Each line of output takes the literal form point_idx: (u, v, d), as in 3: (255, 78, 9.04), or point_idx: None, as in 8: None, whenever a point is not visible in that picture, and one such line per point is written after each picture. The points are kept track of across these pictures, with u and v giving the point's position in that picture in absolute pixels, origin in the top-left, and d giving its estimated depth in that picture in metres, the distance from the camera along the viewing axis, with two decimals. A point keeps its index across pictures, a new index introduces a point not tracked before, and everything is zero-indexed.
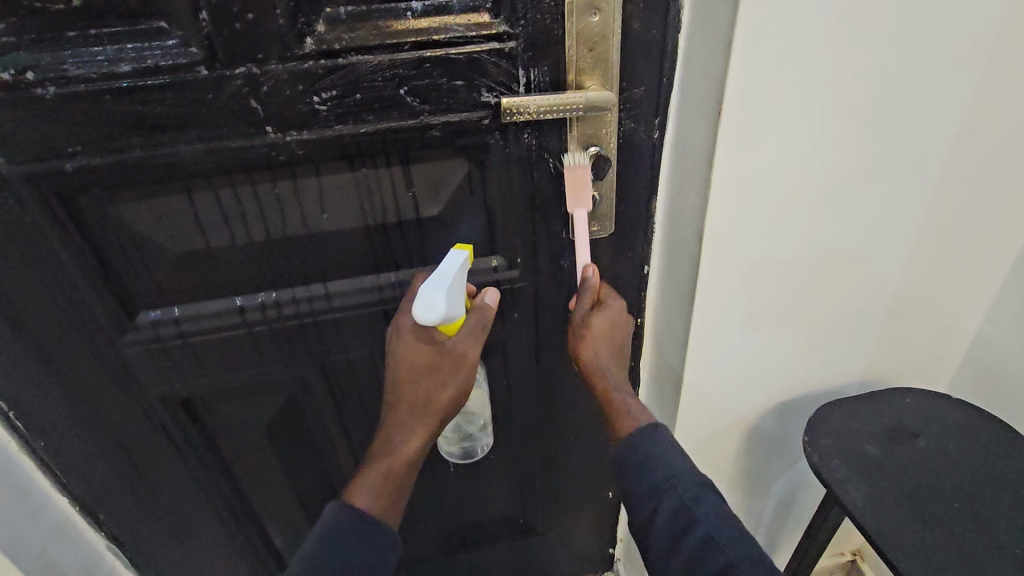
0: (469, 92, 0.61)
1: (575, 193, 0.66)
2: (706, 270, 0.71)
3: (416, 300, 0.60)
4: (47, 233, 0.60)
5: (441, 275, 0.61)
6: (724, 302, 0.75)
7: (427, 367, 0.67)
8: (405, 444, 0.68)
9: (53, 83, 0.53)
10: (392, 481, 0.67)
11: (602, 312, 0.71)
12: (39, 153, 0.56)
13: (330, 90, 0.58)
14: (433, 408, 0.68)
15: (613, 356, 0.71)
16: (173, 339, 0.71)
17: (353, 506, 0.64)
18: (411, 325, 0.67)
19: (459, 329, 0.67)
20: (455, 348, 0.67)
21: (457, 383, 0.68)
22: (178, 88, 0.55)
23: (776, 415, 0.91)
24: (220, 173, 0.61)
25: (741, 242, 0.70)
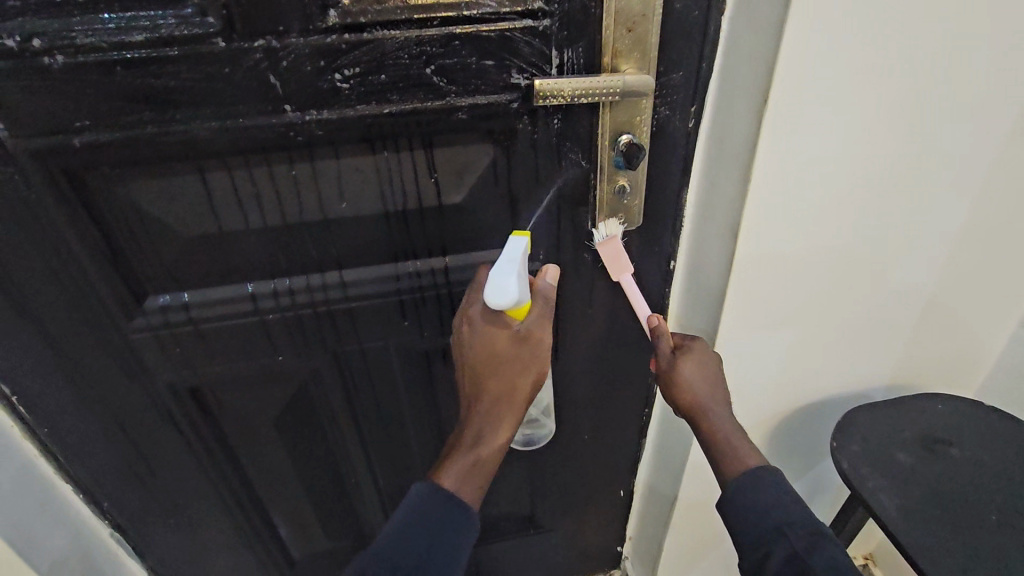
0: (498, 73, 0.58)
1: (614, 263, 0.70)
2: (738, 268, 0.68)
3: (488, 285, 0.60)
4: (54, 212, 0.57)
5: (510, 259, 0.61)
6: (753, 301, 0.72)
7: (508, 353, 0.64)
8: (491, 435, 0.65)
9: (60, 52, 0.49)
10: (478, 471, 0.64)
11: (679, 390, 0.66)
12: (44, 127, 0.53)
13: (352, 67, 0.55)
14: (517, 395, 0.66)
15: (718, 392, 0.66)
16: (182, 326, 0.68)
17: (441, 488, 0.61)
18: (481, 312, 0.64)
19: (529, 311, 0.65)
20: (529, 332, 0.64)
21: (537, 369, 0.66)
22: (194, 60, 0.52)
23: (798, 419, 0.89)
24: (235, 153, 0.58)
25: (775, 239, 0.67)
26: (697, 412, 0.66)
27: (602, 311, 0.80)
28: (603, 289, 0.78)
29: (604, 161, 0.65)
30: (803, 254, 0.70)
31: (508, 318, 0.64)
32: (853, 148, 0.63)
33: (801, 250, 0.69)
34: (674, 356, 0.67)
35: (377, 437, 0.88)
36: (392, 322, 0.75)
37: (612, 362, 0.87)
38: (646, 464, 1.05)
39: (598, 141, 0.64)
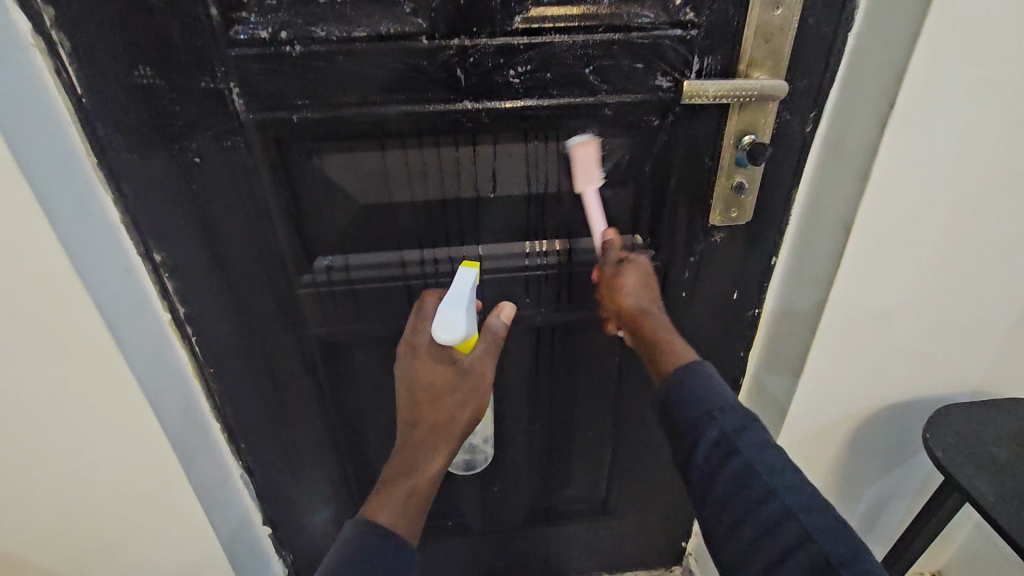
0: (645, 75, 0.67)
1: (584, 169, 0.72)
2: (846, 265, 0.74)
3: (437, 322, 0.68)
4: (263, 176, 0.68)
5: (458, 296, 0.68)
6: (855, 300, 0.78)
7: (445, 388, 0.70)
8: (427, 465, 0.70)
9: (299, 43, 0.60)
10: (413, 502, 0.67)
11: (625, 265, 0.75)
12: (272, 104, 0.64)
13: (525, 65, 0.64)
14: (452, 429, 0.71)
15: (653, 301, 0.75)
16: (340, 285, 0.79)
17: (375, 523, 0.63)
18: (427, 345, 0.71)
19: (476, 345, 0.72)
20: (472, 367, 0.71)
21: (476, 402, 0.72)
22: (400, 53, 0.62)
23: (884, 419, 0.92)
24: (414, 135, 0.68)
25: (883, 241, 0.73)
26: (629, 294, 0.74)
27: (703, 301, 0.87)
28: (706, 280, 0.85)
29: (725, 159, 0.73)
30: (906, 258, 0.75)
31: (455, 353, 0.71)
32: (962, 160, 0.68)
33: (906, 253, 0.75)
34: (618, 264, 0.75)
35: None
36: (515, 295, 0.83)
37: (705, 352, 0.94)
38: None
39: (722, 140, 0.72)
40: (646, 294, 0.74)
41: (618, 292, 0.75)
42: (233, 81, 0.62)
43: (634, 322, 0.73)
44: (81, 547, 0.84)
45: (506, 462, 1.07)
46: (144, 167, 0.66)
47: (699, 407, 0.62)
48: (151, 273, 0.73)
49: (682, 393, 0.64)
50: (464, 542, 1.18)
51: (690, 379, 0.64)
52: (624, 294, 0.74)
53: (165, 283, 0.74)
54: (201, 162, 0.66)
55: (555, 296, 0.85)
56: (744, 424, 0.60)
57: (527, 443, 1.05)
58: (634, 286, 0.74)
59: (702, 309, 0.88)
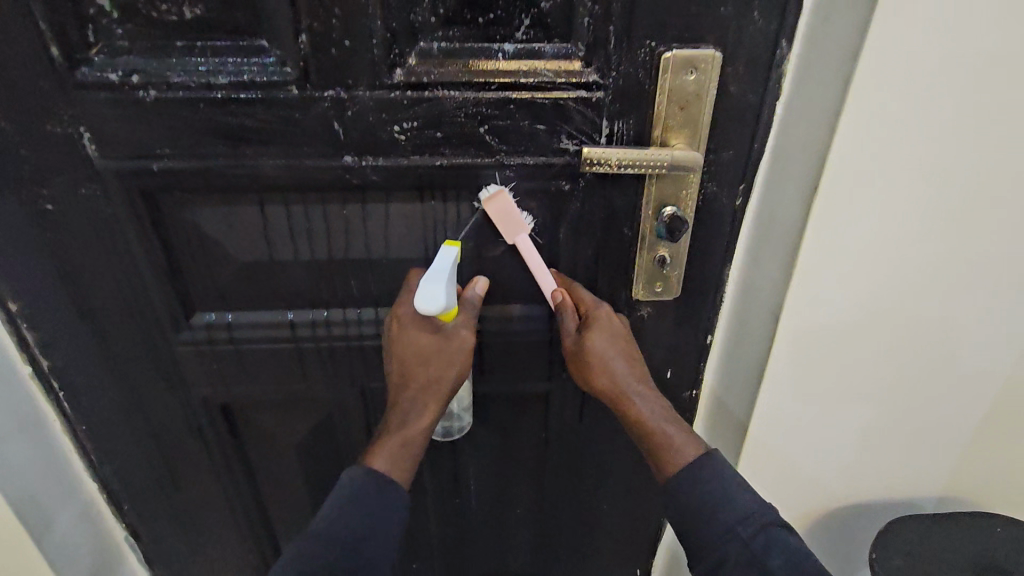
0: (549, 138, 0.60)
1: (504, 222, 0.63)
2: (778, 351, 0.66)
3: (419, 295, 0.60)
4: (126, 227, 0.62)
5: (440, 267, 0.61)
6: (792, 388, 0.69)
7: (431, 349, 0.64)
8: (418, 419, 0.63)
9: (154, 87, 0.55)
10: (408, 450, 0.61)
11: (597, 330, 0.65)
12: (129, 152, 0.58)
13: (411, 121, 0.58)
14: (442, 384, 0.64)
15: (631, 370, 0.65)
16: (223, 344, 0.72)
17: (370, 469, 0.59)
18: (412, 313, 0.64)
19: (457, 315, 0.65)
20: (457, 330, 0.64)
21: (465, 359, 0.64)
22: (269, 104, 0.56)
23: (838, 522, 0.82)
24: (295, 190, 0.62)
25: (819, 328, 0.65)
26: (609, 367, 0.64)
27: None
28: None
29: (646, 231, 0.66)
30: (849, 348, 0.67)
31: (437, 320, 0.64)
32: (908, 246, 0.60)
33: (847, 343, 0.66)
34: (581, 335, 0.65)
35: None
36: None
37: None
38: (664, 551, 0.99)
39: (642, 211, 0.65)
40: (622, 363, 0.65)
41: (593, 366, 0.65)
42: (84, 125, 0.56)
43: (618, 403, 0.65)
44: None
45: (426, 537, 0.97)
46: None
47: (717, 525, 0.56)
48: (6, 320, 0.67)
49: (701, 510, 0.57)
50: None
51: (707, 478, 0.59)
52: (597, 370, 0.65)
53: (23, 332, 0.68)
54: (55, 209, 0.60)
55: None
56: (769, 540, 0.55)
57: (449, 518, 0.95)
58: (612, 357, 0.65)
59: None
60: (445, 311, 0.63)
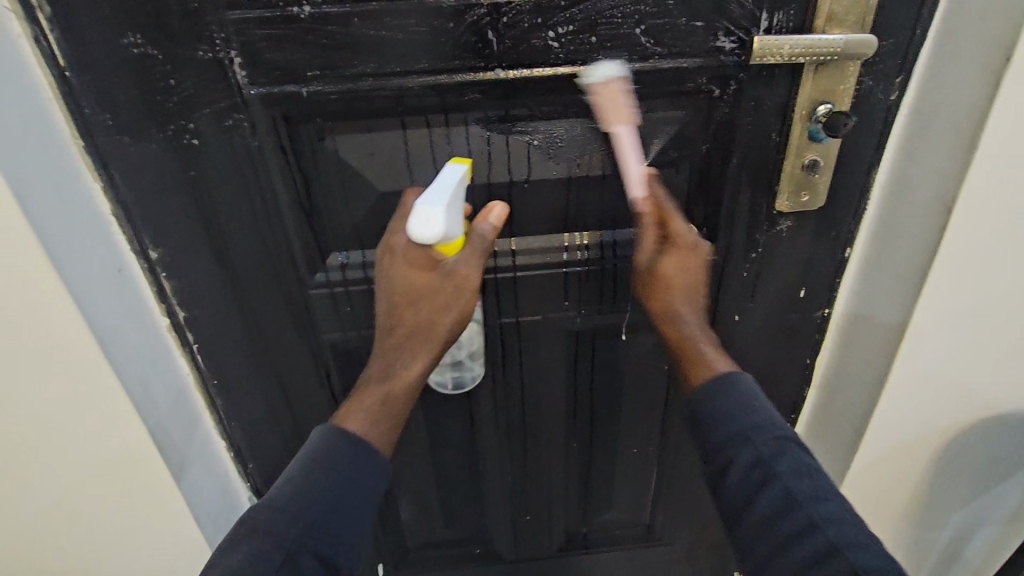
0: (705, 35, 0.58)
1: (611, 110, 0.58)
2: (917, 320, 0.68)
3: (412, 216, 0.54)
4: (270, 160, 0.60)
5: (442, 188, 0.54)
6: (928, 354, 0.71)
7: (424, 287, 0.59)
8: (405, 371, 0.60)
9: (309, 2, 0.53)
10: (390, 407, 0.58)
11: (671, 252, 0.63)
12: (279, 76, 0.56)
13: (566, 25, 0.56)
14: (434, 333, 0.60)
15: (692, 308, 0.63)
16: (358, 285, 0.70)
17: (345, 430, 0.55)
18: (404, 244, 0.59)
19: (459, 249, 0.58)
20: (454, 270, 0.58)
21: (461, 307, 0.60)
22: (424, 14, 0.54)
23: (955, 467, 0.83)
24: (439, 110, 0.60)
25: (984, 237, 0.63)
26: (680, 287, 0.63)
27: (763, 302, 0.77)
28: (769, 276, 0.75)
29: (796, 134, 0.63)
30: (990, 307, 0.68)
31: (433, 251, 0.58)
32: None
33: (995, 289, 0.66)
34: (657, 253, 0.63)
35: (515, 414, 0.87)
36: (554, 294, 0.74)
37: (767, 358, 0.83)
38: None
39: (792, 112, 0.62)
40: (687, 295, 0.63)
41: (665, 287, 0.63)
42: (234, 48, 0.54)
43: (671, 326, 0.63)
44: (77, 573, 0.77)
45: (540, 483, 0.96)
46: (137, 152, 0.58)
47: (732, 426, 0.55)
48: (146, 271, 0.65)
49: (725, 416, 0.56)
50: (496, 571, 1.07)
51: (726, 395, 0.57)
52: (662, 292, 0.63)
53: (162, 283, 0.66)
54: (200, 145, 0.58)
55: (599, 297, 0.75)
56: (781, 446, 0.53)
57: (563, 463, 0.94)
58: (688, 282, 0.63)
59: (764, 308, 0.78)
60: (443, 242, 0.56)
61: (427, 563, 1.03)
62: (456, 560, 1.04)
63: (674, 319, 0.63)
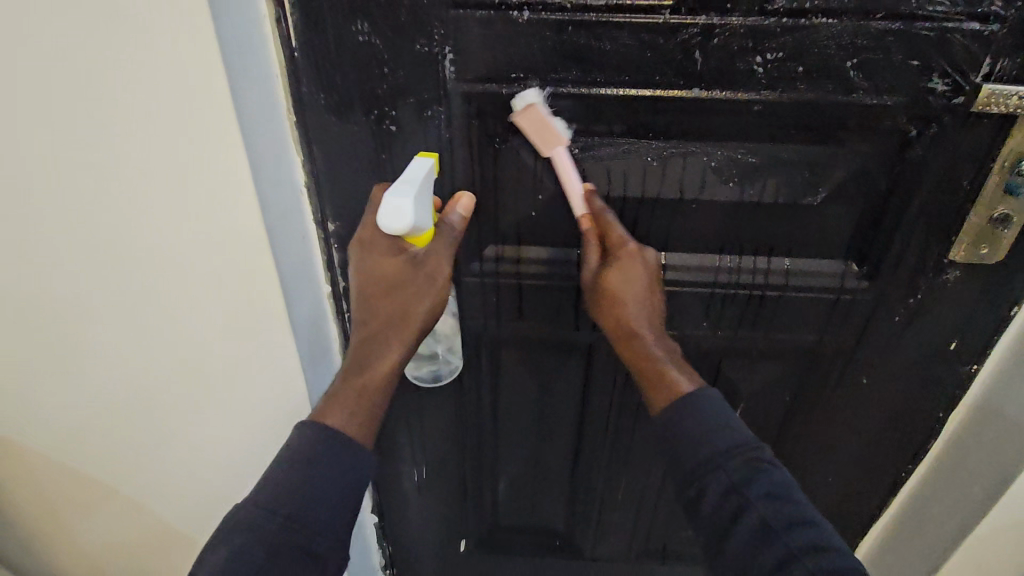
0: (919, 75, 0.56)
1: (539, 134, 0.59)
2: None
3: (381, 209, 0.55)
4: (456, 152, 0.63)
5: (409, 182, 0.56)
6: None
7: (395, 280, 0.61)
8: (382, 359, 0.62)
9: (530, 8, 0.54)
10: (368, 396, 0.60)
11: (615, 266, 0.64)
12: (484, 74, 0.58)
13: (776, 52, 0.55)
14: (409, 321, 0.62)
15: (644, 326, 0.64)
16: (508, 278, 0.73)
17: (327, 417, 0.57)
18: (376, 236, 0.61)
19: (431, 240, 0.61)
20: (426, 262, 0.61)
21: (434, 297, 0.63)
22: (637, 28, 0.55)
23: None
24: (626, 122, 0.61)
25: None
26: (632, 306, 0.64)
27: (909, 349, 0.75)
28: (921, 324, 0.73)
29: (989, 186, 0.61)
30: None
31: (404, 244, 0.61)
32: None
33: None
34: (601, 264, 0.65)
35: (624, 420, 0.89)
36: (693, 313, 0.75)
37: (897, 405, 0.80)
38: (868, 545, 0.97)
39: (992, 163, 0.60)
40: (636, 314, 0.64)
41: (615, 301, 0.64)
42: (450, 45, 0.57)
43: (632, 342, 0.64)
44: (209, 507, 0.83)
45: (631, 489, 0.97)
46: (339, 132, 0.62)
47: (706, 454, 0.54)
48: (320, 241, 0.70)
49: (696, 430, 0.55)
50: (572, 566, 1.10)
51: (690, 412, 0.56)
52: (615, 307, 0.64)
53: (333, 253, 0.71)
54: (397, 131, 0.62)
55: (738, 321, 0.75)
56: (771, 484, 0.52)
57: (658, 474, 0.95)
58: (638, 298, 0.64)
59: (908, 355, 0.75)
60: (414, 234, 0.59)
61: (506, 546, 1.07)
62: (534, 549, 1.07)
63: (631, 338, 0.64)
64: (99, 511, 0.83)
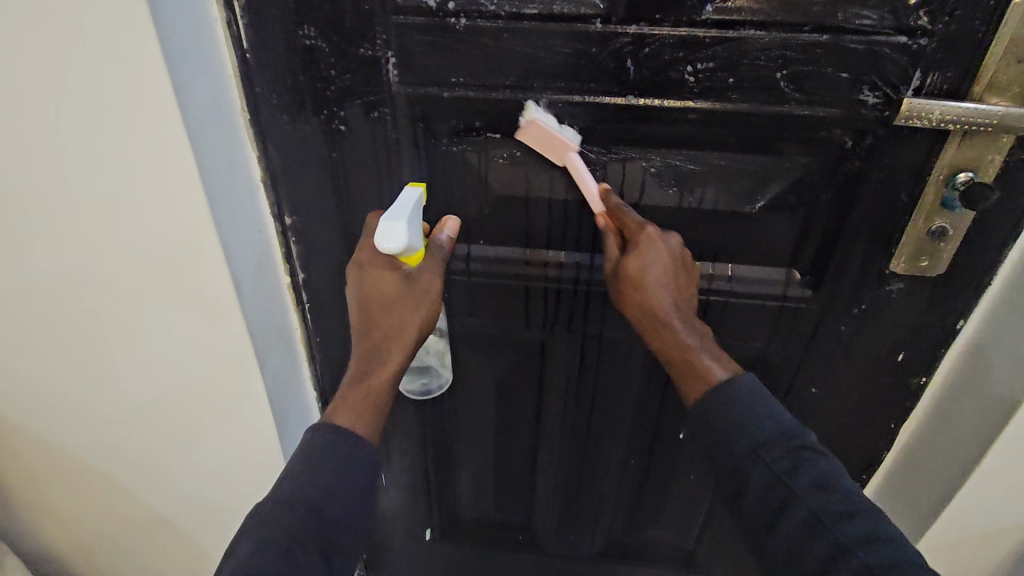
0: (850, 88, 0.57)
1: (549, 147, 0.62)
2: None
3: (379, 231, 0.59)
4: (404, 152, 0.66)
5: (401, 207, 0.60)
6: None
7: (391, 296, 0.64)
8: (382, 369, 0.63)
9: (466, 15, 0.56)
10: (372, 403, 0.62)
11: (633, 254, 0.62)
12: (426, 79, 0.60)
13: (707, 62, 0.57)
14: (405, 333, 0.64)
15: (673, 303, 0.62)
16: (460, 275, 0.75)
17: (336, 423, 0.59)
18: (371, 255, 0.64)
19: (421, 260, 0.65)
20: (421, 279, 0.64)
21: (430, 309, 0.65)
22: (570, 36, 0.57)
23: None
24: (566, 127, 0.62)
25: None
26: (655, 292, 0.62)
27: (856, 359, 0.75)
28: (868, 335, 0.73)
29: (927, 199, 0.61)
30: None
31: (399, 262, 0.64)
32: None
33: None
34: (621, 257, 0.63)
35: (581, 418, 0.90)
36: None
37: (849, 414, 0.81)
38: None
39: (929, 175, 0.60)
40: (670, 294, 0.62)
41: (639, 290, 0.62)
42: (392, 50, 0.59)
43: (661, 329, 0.62)
44: (175, 484, 0.87)
45: (591, 487, 0.99)
46: (292, 130, 0.65)
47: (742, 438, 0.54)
48: (280, 235, 0.73)
49: (732, 417, 0.55)
50: (536, 561, 1.12)
51: (724, 399, 0.56)
52: (650, 299, 0.62)
53: (291, 247, 0.74)
54: (346, 130, 0.64)
55: None
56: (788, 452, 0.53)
57: (618, 473, 0.96)
58: (661, 282, 0.62)
59: (856, 365, 0.76)
60: (407, 252, 0.62)
61: (471, 538, 1.09)
62: (498, 542, 1.09)
63: (658, 327, 0.62)
64: (73, 483, 0.88)
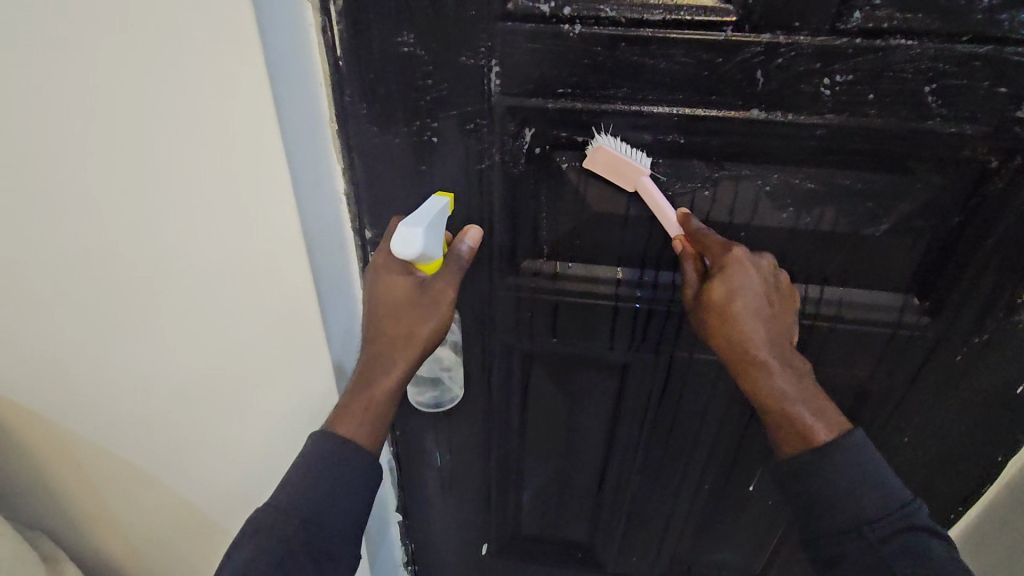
0: (1004, 104, 0.51)
1: (614, 174, 0.58)
2: None
3: (394, 236, 0.57)
4: (497, 166, 0.61)
5: (422, 213, 0.58)
6: None
7: (403, 303, 0.59)
8: (387, 375, 0.60)
9: (582, 22, 0.52)
10: (373, 412, 0.59)
11: (719, 277, 0.57)
12: (530, 89, 0.56)
13: (846, 74, 0.52)
14: (414, 341, 0.60)
15: (769, 330, 0.57)
16: (543, 293, 0.71)
17: (333, 434, 0.57)
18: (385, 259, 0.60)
19: (437, 268, 0.61)
20: (433, 286, 0.59)
21: (442, 318, 0.60)
22: (695, 45, 0.52)
23: None
24: (677, 141, 0.58)
25: None
26: (749, 321, 0.56)
27: (968, 391, 0.70)
28: (984, 367, 0.68)
29: None
30: None
31: (413, 269, 0.60)
32: None
33: None
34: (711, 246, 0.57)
35: (655, 440, 0.86)
36: None
37: (950, 447, 0.76)
38: None
39: None
40: (764, 326, 0.57)
41: (728, 317, 0.57)
42: (496, 59, 0.55)
43: (751, 368, 0.57)
44: (237, 496, 0.85)
45: (658, 509, 0.95)
46: (380, 142, 0.61)
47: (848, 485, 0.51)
48: (358, 247, 0.69)
49: (835, 480, 0.51)
50: None
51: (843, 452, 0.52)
52: (738, 336, 0.57)
53: (368, 260, 0.70)
54: (438, 143, 0.60)
55: None
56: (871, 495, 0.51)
57: (689, 496, 0.92)
58: (753, 307, 0.57)
59: (967, 398, 0.70)
60: (423, 261, 0.59)
61: (529, 554, 1.06)
62: (557, 558, 1.06)
63: (754, 369, 0.57)
64: (133, 493, 0.86)
